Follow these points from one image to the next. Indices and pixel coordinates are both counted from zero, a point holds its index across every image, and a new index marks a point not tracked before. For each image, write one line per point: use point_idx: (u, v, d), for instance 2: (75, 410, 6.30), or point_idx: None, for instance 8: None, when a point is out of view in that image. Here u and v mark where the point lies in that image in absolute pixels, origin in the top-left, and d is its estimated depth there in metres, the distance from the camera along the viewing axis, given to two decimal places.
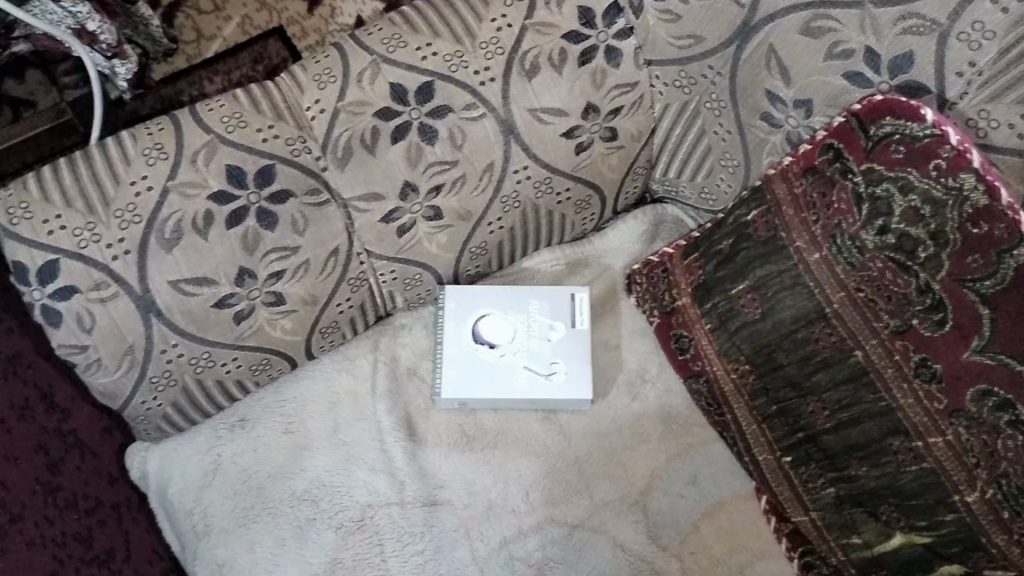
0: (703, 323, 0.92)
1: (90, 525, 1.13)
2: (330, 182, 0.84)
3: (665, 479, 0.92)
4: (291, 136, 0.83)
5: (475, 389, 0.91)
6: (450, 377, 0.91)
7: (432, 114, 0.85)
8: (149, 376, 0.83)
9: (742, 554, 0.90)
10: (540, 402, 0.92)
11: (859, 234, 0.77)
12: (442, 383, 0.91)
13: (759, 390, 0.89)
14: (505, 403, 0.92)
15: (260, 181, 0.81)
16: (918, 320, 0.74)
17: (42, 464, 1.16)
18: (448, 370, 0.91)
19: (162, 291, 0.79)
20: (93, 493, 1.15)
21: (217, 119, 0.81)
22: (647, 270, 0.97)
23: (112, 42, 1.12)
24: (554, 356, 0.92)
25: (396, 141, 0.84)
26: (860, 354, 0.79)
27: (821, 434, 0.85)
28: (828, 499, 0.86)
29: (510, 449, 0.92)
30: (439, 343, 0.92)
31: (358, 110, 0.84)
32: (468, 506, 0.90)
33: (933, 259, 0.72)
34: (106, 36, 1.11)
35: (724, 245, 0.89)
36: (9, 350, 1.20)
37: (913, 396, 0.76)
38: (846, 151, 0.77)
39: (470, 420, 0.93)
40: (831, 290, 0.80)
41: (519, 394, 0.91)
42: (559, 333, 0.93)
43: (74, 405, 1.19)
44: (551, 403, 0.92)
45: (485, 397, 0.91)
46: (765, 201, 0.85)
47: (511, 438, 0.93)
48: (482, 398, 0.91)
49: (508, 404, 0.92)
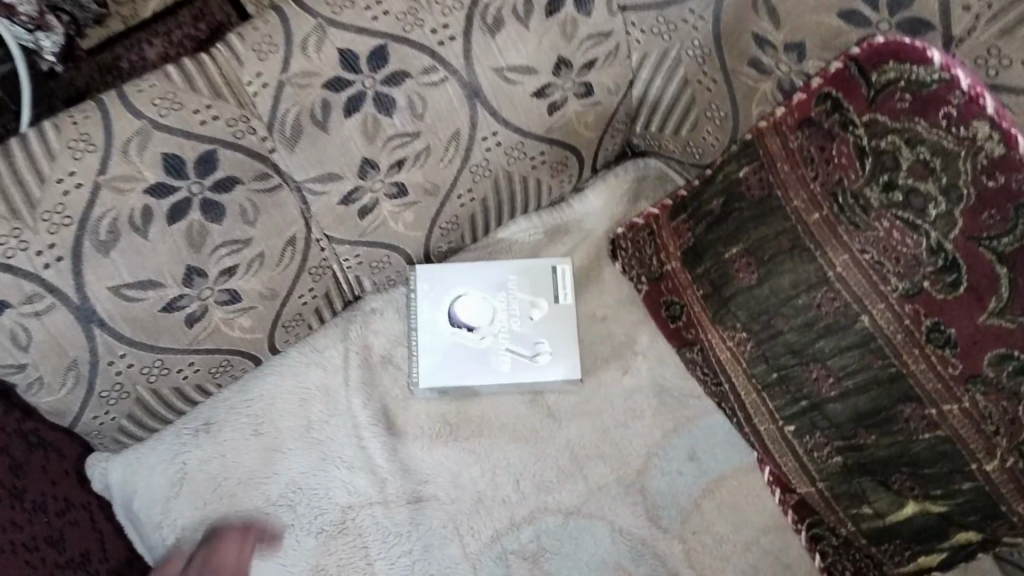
0: (693, 288, 0.86)
1: (62, 527, 1.07)
2: (280, 165, 0.76)
3: (662, 457, 0.87)
4: (232, 115, 0.74)
5: (456, 374, 0.85)
6: (429, 364, 0.85)
7: (388, 81, 0.76)
8: (98, 391, 0.76)
9: (747, 530, 0.86)
10: (529, 384, 0.86)
11: (862, 191, 0.69)
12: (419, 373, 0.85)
13: (758, 357, 0.83)
14: (490, 388, 0.86)
15: (201, 170, 0.73)
16: (929, 282, 0.68)
17: (3, 467, 1.09)
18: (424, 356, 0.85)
19: (102, 299, 0.72)
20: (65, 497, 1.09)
21: (147, 103, 0.71)
22: (632, 233, 0.91)
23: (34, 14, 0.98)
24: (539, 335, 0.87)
25: (349, 114, 0.76)
26: (866, 318, 0.73)
27: (826, 402, 0.80)
28: (835, 469, 0.82)
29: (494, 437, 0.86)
30: (412, 326, 0.86)
31: (304, 82, 0.74)
32: (455, 500, 0.84)
33: (944, 216, 0.65)
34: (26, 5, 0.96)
35: (715, 204, 0.82)
36: None
37: (925, 362, 0.71)
38: (845, 101, 0.69)
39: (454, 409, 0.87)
40: (833, 253, 0.73)
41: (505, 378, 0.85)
42: (543, 310, 0.88)
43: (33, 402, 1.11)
44: (540, 385, 0.87)
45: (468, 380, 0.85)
46: (757, 157, 0.77)
47: (493, 425, 0.87)
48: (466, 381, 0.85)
49: (492, 387, 0.86)
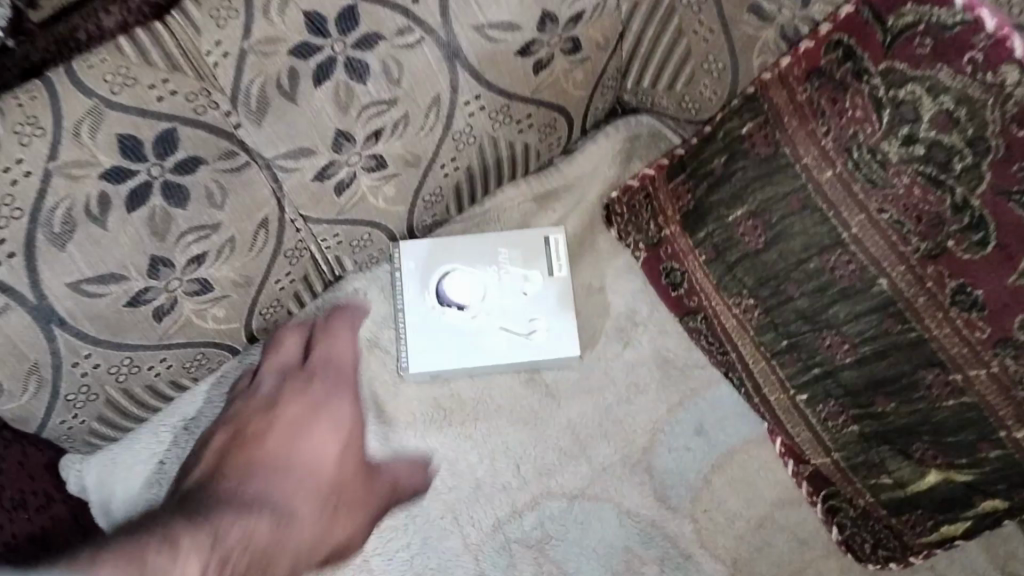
0: (695, 254, 0.81)
1: None
2: (246, 141, 0.70)
3: (668, 433, 0.83)
4: (191, 89, 0.67)
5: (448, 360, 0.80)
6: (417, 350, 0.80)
7: (360, 45, 0.70)
8: (64, 394, 0.71)
9: (760, 505, 0.82)
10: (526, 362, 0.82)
11: (879, 145, 0.64)
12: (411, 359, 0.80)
13: (767, 325, 0.78)
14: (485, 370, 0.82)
15: (160, 150, 0.67)
16: (954, 241, 0.63)
17: None
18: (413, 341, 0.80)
19: (61, 297, 0.66)
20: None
21: (98, 78, 0.65)
22: (627, 196, 0.86)
23: None
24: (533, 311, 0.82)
25: (320, 83, 0.70)
26: (884, 281, 0.68)
27: (841, 370, 0.75)
28: (851, 438, 0.78)
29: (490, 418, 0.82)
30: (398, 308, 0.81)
31: (268, 49, 0.68)
32: (452, 489, 0.80)
33: (970, 170, 0.60)
34: None
35: (716, 164, 0.77)
36: None
37: (949, 326, 0.66)
38: (858, 48, 0.64)
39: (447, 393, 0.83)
40: (848, 213, 0.68)
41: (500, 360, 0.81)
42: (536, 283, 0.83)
43: None
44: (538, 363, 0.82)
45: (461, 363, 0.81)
46: (761, 111, 0.72)
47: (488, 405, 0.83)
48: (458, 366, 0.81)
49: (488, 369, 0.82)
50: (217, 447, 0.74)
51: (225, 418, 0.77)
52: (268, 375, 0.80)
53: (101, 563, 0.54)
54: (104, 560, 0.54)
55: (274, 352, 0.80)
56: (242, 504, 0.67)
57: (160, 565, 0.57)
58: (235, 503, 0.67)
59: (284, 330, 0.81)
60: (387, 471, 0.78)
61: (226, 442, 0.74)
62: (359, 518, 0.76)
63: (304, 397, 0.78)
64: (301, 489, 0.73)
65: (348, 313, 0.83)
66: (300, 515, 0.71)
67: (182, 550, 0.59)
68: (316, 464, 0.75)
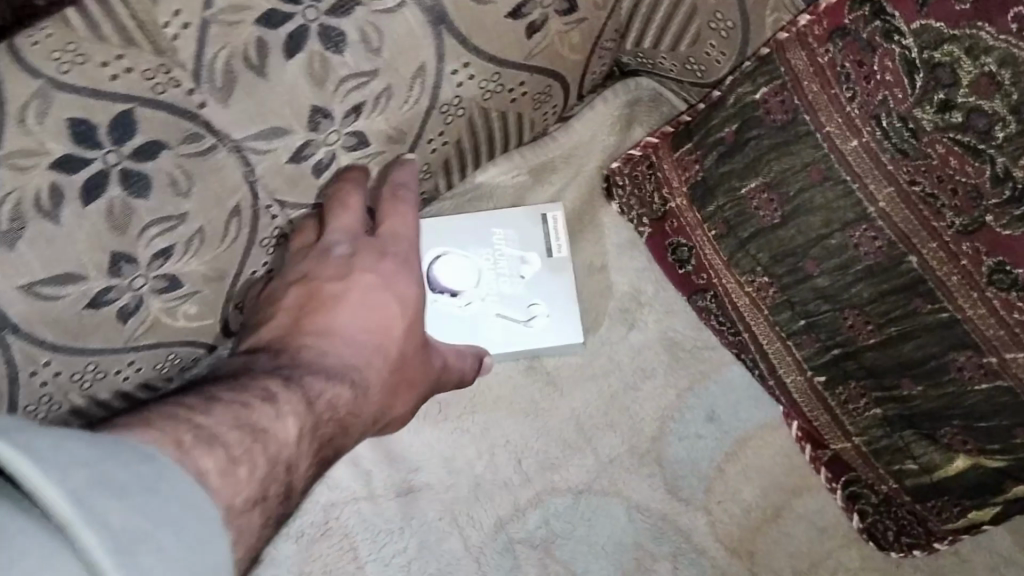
0: (703, 229, 0.76)
1: None
2: (212, 122, 0.63)
3: (678, 421, 0.79)
4: (148, 65, 0.61)
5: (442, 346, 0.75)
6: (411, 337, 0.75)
7: (334, 12, 0.63)
8: (21, 407, 0.64)
9: (775, 494, 0.78)
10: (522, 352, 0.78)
11: (911, 112, 0.58)
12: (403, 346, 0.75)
13: (782, 304, 0.73)
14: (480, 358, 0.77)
15: (116, 136, 0.60)
16: (993, 217, 0.56)
17: None
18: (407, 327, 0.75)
19: (12, 301, 0.60)
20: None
21: (44, 56, 0.58)
22: (630, 167, 0.80)
23: None
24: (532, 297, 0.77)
25: (292, 55, 0.63)
26: (914, 259, 0.62)
27: (864, 351, 0.70)
28: (873, 422, 0.73)
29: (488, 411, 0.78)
30: None
31: (234, 19, 0.61)
32: (451, 488, 0.76)
33: (1015, 139, 0.53)
34: None
35: (725, 132, 0.71)
36: None
37: (985, 307, 0.60)
38: (888, 4, 0.58)
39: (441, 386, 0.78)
40: (875, 186, 0.62)
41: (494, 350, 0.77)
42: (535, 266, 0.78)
43: None
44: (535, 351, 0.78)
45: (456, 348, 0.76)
46: (778, 75, 0.66)
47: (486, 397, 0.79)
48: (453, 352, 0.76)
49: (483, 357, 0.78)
50: (293, 305, 0.65)
51: (284, 285, 0.68)
52: (342, 238, 0.70)
53: (220, 449, 0.43)
54: (217, 435, 0.43)
55: (347, 211, 0.70)
56: (320, 368, 0.57)
57: (267, 419, 0.48)
58: (334, 366, 0.59)
59: (350, 190, 0.70)
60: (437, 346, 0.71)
61: (302, 295, 0.66)
62: (417, 361, 0.68)
63: (370, 251, 0.69)
64: (394, 366, 0.66)
65: (409, 170, 0.73)
66: (371, 354, 0.64)
67: (284, 416, 0.50)
68: (398, 328, 0.67)
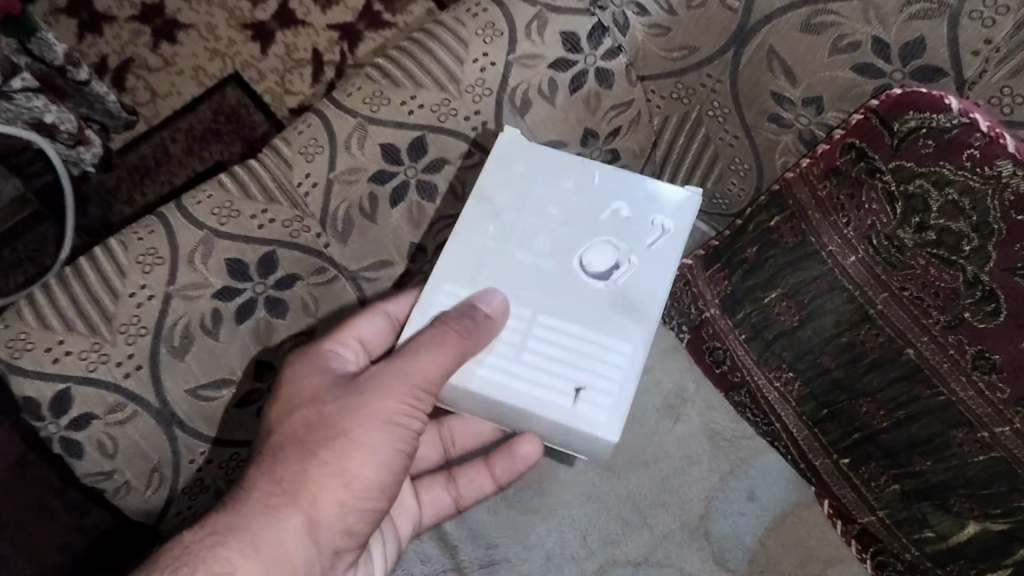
0: (736, 333, 0.89)
1: None
2: (334, 258, 0.81)
3: (723, 500, 0.91)
4: (287, 217, 0.79)
5: (559, 341, 0.69)
6: (521, 361, 0.69)
7: (429, 169, 0.82)
8: (180, 489, 0.81)
9: (813, 564, 0.89)
10: (630, 256, 0.72)
11: (896, 233, 0.73)
12: (530, 385, 0.68)
13: (807, 395, 0.86)
14: (600, 312, 0.70)
15: (263, 270, 0.78)
16: (970, 312, 0.71)
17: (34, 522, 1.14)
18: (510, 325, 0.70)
19: (180, 402, 0.77)
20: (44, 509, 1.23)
21: (207, 212, 0.77)
22: (670, 285, 0.95)
23: None
24: (569, 211, 0.74)
25: (395, 204, 0.82)
26: (911, 351, 0.76)
27: (879, 434, 0.82)
28: (894, 496, 0.84)
29: (619, 397, 0.68)
30: (527, 352, 0.69)
31: (350, 178, 0.80)
32: (526, 561, 0.88)
33: (978, 251, 0.68)
34: None
35: (749, 252, 0.86)
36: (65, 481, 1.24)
37: (973, 388, 0.73)
38: (869, 150, 0.74)
39: (591, 386, 0.68)
40: (873, 292, 0.76)
41: (594, 279, 0.71)
42: (530, 172, 0.75)
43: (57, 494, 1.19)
44: (631, 240, 0.73)
45: (565, 326, 0.70)
46: (787, 207, 0.81)
47: (613, 391, 0.68)
48: (566, 331, 0.70)
49: (591, 296, 0.71)
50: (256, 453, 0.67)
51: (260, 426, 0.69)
52: (345, 346, 0.73)
53: None
54: None
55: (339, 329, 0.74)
56: (284, 500, 0.64)
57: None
58: (304, 488, 0.64)
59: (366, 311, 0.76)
60: (409, 376, 0.65)
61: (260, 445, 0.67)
62: (398, 398, 0.66)
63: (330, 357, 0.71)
64: (357, 444, 0.65)
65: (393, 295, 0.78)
66: (332, 453, 0.64)
67: None
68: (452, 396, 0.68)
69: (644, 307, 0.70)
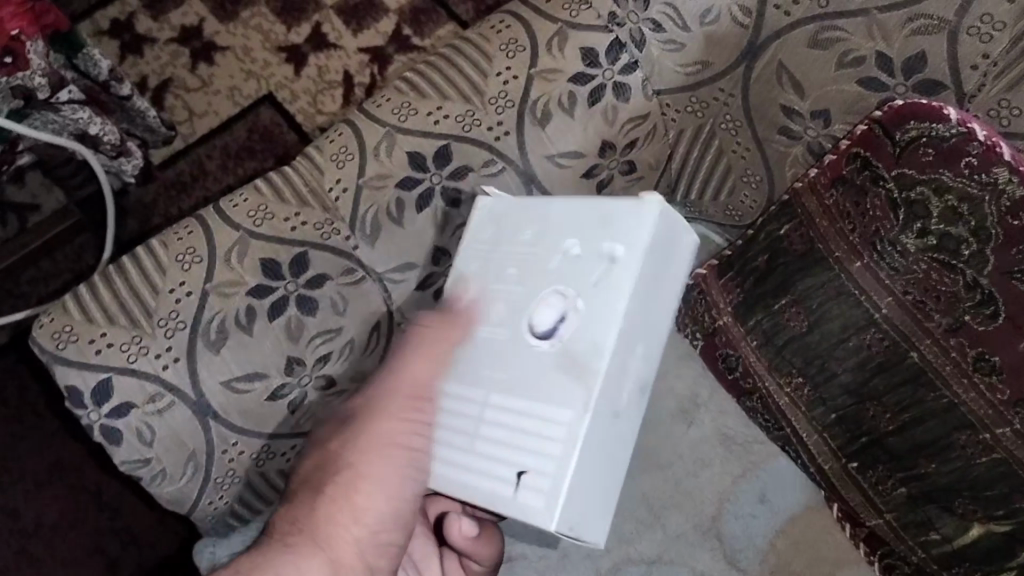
0: (748, 340, 0.92)
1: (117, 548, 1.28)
2: (363, 259, 0.85)
3: (734, 503, 0.94)
4: (318, 220, 0.84)
5: (508, 422, 0.70)
6: (476, 446, 0.71)
7: (453, 176, 0.85)
8: (212, 479, 0.84)
9: (821, 566, 0.91)
10: (575, 300, 0.70)
11: (899, 239, 0.77)
12: (486, 479, 0.70)
13: (817, 400, 0.89)
14: (544, 381, 0.69)
15: (295, 270, 0.82)
16: (970, 316, 0.74)
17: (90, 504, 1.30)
18: (469, 406, 0.73)
19: (215, 394, 0.81)
20: (83, 511, 1.30)
21: (244, 215, 0.83)
22: (683, 294, 0.97)
23: (43, 65, 0.99)
24: (526, 269, 0.74)
25: (422, 208, 0.85)
26: (915, 355, 0.78)
27: (887, 437, 0.84)
28: (900, 500, 0.85)
29: (558, 477, 0.66)
30: (484, 443, 0.71)
31: (380, 183, 0.84)
32: (543, 558, 0.93)
33: (977, 255, 0.71)
34: (38, 60, 0.97)
35: (760, 260, 0.89)
36: (93, 484, 1.31)
37: (974, 390, 0.75)
38: (873, 159, 0.77)
39: (532, 467, 0.68)
40: (879, 297, 0.80)
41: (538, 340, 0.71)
42: (499, 234, 0.77)
43: (103, 484, 1.30)
44: (578, 284, 0.70)
45: (510, 405, 0.70)
46: (796, 215, 0.85)
47: (551, 469, 0.67)
48: (514, 410, 0.70)
49: (538, 360, 0.70)
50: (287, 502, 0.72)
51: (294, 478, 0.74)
52: None
53: None
54: None
55: None
56: (301, 537, 0.67)
57: None
58: (319, 524, 0.67)
59: None
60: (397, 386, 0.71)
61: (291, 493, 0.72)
62: (396, 416, 0.70)
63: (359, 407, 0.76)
64: (363, 473, 0.69)
65: None
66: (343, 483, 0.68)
67: None
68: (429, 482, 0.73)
69: (581, 358, 0.68)
